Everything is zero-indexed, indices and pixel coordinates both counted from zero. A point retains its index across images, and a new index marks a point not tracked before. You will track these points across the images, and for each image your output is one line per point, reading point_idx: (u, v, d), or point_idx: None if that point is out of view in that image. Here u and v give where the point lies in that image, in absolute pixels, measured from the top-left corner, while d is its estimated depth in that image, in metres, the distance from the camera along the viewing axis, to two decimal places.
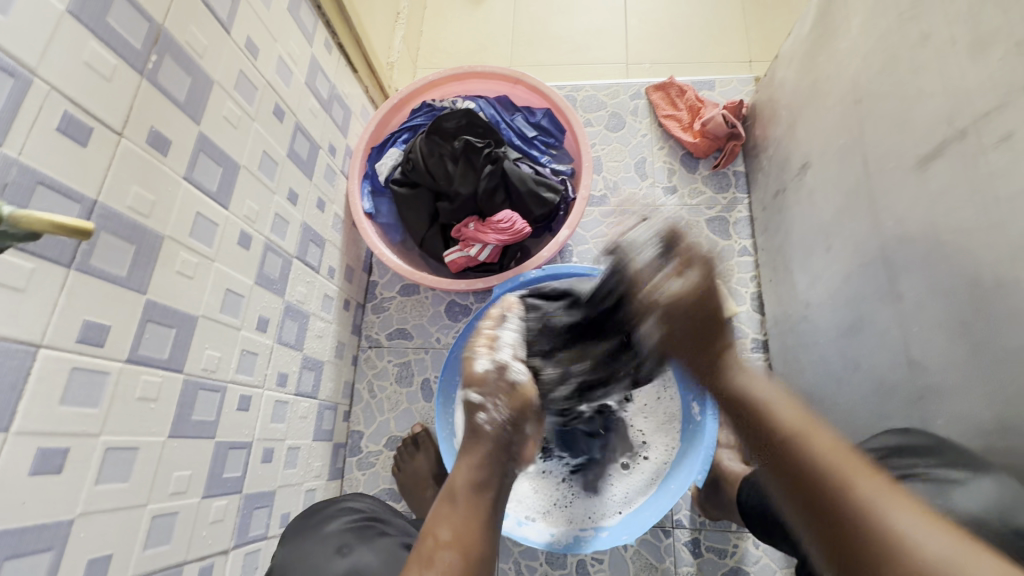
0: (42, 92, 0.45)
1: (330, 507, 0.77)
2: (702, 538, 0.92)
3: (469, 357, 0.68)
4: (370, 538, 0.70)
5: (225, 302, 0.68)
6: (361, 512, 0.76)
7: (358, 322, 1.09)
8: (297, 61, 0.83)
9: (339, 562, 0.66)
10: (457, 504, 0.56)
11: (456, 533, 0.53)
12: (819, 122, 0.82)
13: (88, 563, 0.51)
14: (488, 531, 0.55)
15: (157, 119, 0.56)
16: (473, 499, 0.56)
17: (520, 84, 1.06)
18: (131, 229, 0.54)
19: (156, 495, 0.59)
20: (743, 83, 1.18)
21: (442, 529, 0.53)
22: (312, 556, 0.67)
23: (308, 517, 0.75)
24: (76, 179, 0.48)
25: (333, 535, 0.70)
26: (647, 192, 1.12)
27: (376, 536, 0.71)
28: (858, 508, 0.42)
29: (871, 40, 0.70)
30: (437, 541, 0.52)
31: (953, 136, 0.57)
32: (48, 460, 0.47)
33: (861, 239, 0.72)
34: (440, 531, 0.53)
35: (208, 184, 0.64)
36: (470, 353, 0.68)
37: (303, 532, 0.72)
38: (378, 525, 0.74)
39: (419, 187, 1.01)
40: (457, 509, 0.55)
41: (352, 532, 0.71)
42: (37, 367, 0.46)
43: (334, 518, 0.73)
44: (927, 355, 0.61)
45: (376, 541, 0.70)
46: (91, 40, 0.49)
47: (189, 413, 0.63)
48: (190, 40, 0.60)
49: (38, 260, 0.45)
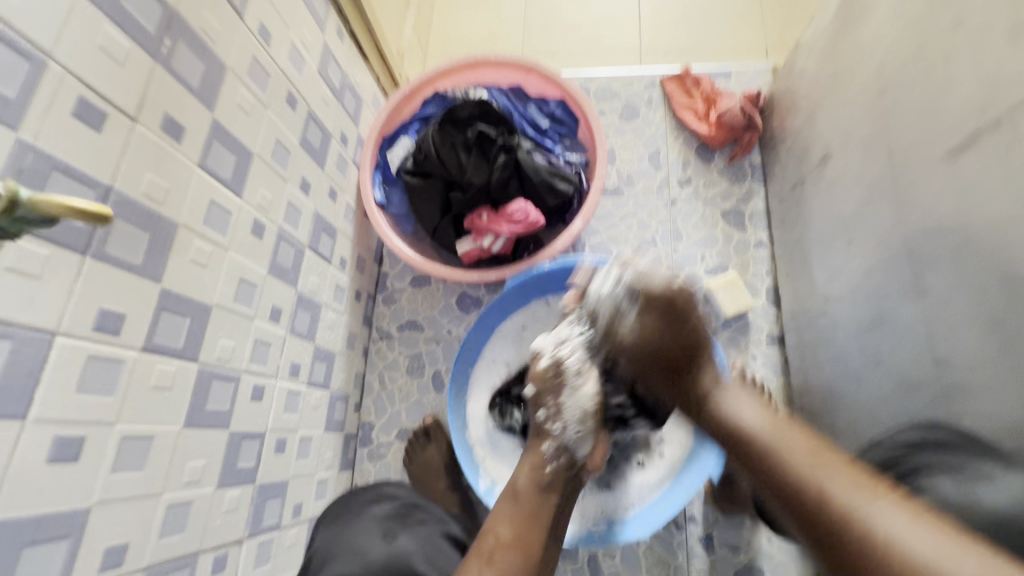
0: (57, 76, 0.44)
1: (368, 492, 0.77)
2: (714, 534, 0.92)
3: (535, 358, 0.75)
4: (411, 525, 0.72)
5: (238, 292, 0.68)
6: (398, 499, 0.76)
7: (369, 313, 1.08)
8: (309, 49, 0.82)
9: (382, 548, 0.67)
10: (518, 503, 0.62)
11: (512, 530, 0.59)
12: (841, 112, 0.80)
13: (104, 552, 0.51)
14: (546, 534, 0.61)
15: (170, 105, 0.56)
16: (534, 500, 0.62)
17: (534, 72, 1.04)
18: (146, 217, 0.53)
19: (172, 484, 0.58)
20: (760, 73, 1.15)
21: (501, 528, 0.59)
22: (358, 539, 0.68)
23: (351, 500, 0.77)
24: (91, 165, 0.47)
25: (378, 519, 0.71)
26: (661, 183, 1.10)
27: (418, 524, 0.72)
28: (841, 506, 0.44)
29: (899, 26, 0.68)
30: (497, 539, 0.58)
31: (988, 124, 0.55)
32: (65, 448, 0.47)
33: (885, 232, 0.70)
34: (500, 530, 0.59)
35: (221, 172, 0.64)
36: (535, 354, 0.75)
37: (343, 517, 0.73)
38: (416, 513, 0.74)
39: (431, 177, 0.99)
40: (515, 512, 0.61)
41: (394, 518, 0.72)
42: (53, 355, 0.45)
43: (377, 503, 0.74)
44: (955, 350, 0.60)
45: (417, 529, 0.71)
46: (105, 24, 0.48)
47: (203, 402, 0.63)
48: (203, 26, 0.59)
49: (53, 246, 0.45)
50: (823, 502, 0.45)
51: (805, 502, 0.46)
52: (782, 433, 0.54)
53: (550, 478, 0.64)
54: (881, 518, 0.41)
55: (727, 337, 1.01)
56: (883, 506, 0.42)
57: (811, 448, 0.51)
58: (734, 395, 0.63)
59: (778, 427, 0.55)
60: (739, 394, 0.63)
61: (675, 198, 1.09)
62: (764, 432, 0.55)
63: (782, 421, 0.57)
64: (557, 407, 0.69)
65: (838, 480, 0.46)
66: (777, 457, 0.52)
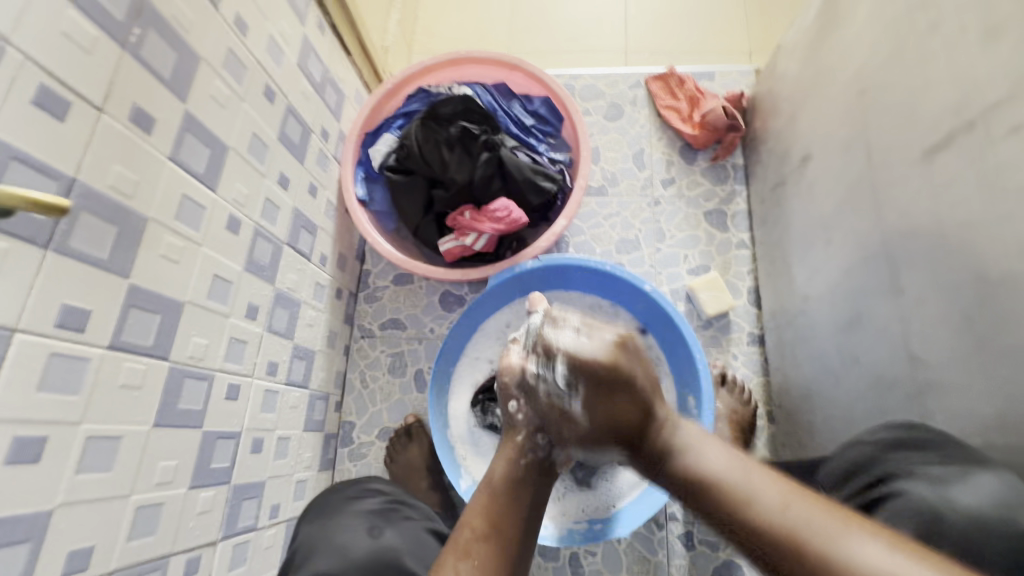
0: (16, 62, 0.43)
1: (352, 487, 0.76)
2: (694, 532, 0.92)
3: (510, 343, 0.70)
4: (397, 521, 0.71)
5: (213, 288, 0.66)
6: (384, 495, 0.75)
7: (351, 311, 1.07)
8: (288, 41, 0.80)
9: (367, 543, 0.66)
10: (494, 496, 0.58)
11: (488, 524, 0.54)
12: (821, 114, 0.81)
13: (69, 555, 0.49)
14: (522, 523, 0.56)
15: (140, 96, 0.54)
16: (511, 494, 0.58)
17: (518, 70, 1.04)
18: (113, 211, 0.52)
19: (141, 486, 0.57)
20: (743, 74, 1.16)
21: (478, 521, 0.54)
22: (342, 533, 0.68)
23: (333, 496, 0.75)
24: (53, 156, 0.46)
25: (365, 514, 0.70)
26: (645, 183, 1.10)
27: (403, 519, 0.72)
28: (821, 549, 0.38)
29: (877, 29, 0.68)
30: (473, 532, 0.53)
31: (960, 127, 0.56)
32: (26, 448, 0.45)
33: (863, 233, 0.71)
34: (476, 523, 0.54)
35: (195, 166, 0.62)
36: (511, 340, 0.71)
37: (326, 511, 0.72)
38: (403, 509, 0.74)
39: (414, 174, 0.99)
40: (492, 505, 0.56)
41: (380, 513, 0.71)
42: (13, 352, 0.44)
43: (364, 498, 0.73)
44: (928, 350, 0.61)
45: (403, 525, 0.70)
46: (68, 10, 0.46)
47: (174, 401, 0.61)
48: (175, 14, 0.58)
49: (13, 240, 0.43)
50: (802, 556, 0.38)
51: (772, 549, 0.40)
52: (751, 478, 0.46)
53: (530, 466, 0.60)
54: (859, 552, 0.36)
55: (709, 337, 1.02)
56: (853, 536, 0.38)
57: (780, 493, 0.43)
58: (697, 442, 0.53)
59: (740, 466, 0.47)
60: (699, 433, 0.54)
61: (659, 197, 1.09)
62: (728, 479, 0.47)
63: (741, 455, 0.50)
64: (533, 399, 0.63)
65: (818, 521, 0.39)
66: (745, 509, 0.43)
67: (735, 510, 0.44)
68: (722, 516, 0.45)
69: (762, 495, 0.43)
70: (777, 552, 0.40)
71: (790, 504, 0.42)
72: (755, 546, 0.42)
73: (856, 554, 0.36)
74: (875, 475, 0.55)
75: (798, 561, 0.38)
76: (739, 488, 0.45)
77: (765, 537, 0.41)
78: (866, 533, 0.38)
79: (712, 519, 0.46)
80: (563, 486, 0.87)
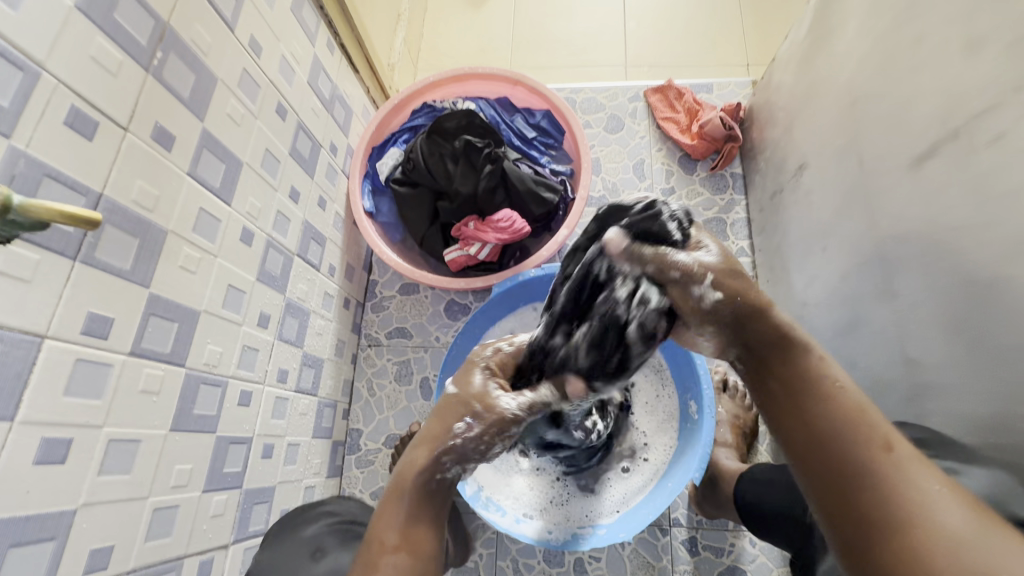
0: (50, 86, 0.46)
1: (306, 511, 0.74)
2: (699, 537, 0.93)
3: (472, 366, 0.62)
4: (349, 540, 0.68)
5: (226, 298, 0.69)
6: (338, 515, 0.73)
7: (358, 321, 1.09)
8: (299, 60, 0.84)
9: (315, 566, 0.63)
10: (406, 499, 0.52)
11: (408, 535, 0.49)
12: (815, 124, 0.83)
13: (91, 553, 0.51)
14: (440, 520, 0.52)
15: (161, 114, 0.57)
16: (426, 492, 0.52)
17: (520, 85, 1.07)
18: (135, 223, 0.55)
19: (158, 488, 0.59)
20: (741, 86, 1.19)
21: (390, 532, 0.49)
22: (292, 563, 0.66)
23: (284, 522, 0.73)
24: (82, 172, 0.49)
25: (310, 538, 0.69)
26: (646, 193, 1.13)
27: (355, 539, 0.69)
28: (891, 478, 0.38)
29: (866, 44, 0.71)
30: (384, 545, 0.48)
31: (946, 135, 0.58)
32: (53, 450, 0.47)
33: (858, 240, 0.73)
34: (389, 535, 0.49)
35: (211, 180, 0.65)
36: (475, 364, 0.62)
37: (281, 534, 0.71)
38: (355, 528, 0.72)
39: (420, 186, 1.02)
40: (408, 509, 0.51)
41: (332, 534, 0.69)
42: (42, 357, 0.46)
43: (313, 522, 0.71)
44: (922, 353, 0.63)
45: (352, 543, 0.68)
46: (97, 36, 0.50)
47: (190, 407, 0.63)
48: (194, 37, 0.61)
49: (44, 251, 0.46)
50: (862, 473, 0.39)
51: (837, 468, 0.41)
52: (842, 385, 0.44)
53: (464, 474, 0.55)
54: (927, 487, 0.37)
55: None
56: (931, 478, 0.38)
57: (860, 428, 0.41)
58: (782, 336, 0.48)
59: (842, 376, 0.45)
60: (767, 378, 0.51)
61: None
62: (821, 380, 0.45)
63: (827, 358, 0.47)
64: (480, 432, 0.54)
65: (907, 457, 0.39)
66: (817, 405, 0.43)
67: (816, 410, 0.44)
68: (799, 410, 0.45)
69: (864, 403, 0.42)
70: (844, 465, 0.40)
71: (872, 419, 0.42)
72: (818, 445, 0.42)
73: (932, 496, 0.37)
74: None
75: (863, 484, 0.39)
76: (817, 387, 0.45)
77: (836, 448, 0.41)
78: (933, 474, 0.38)
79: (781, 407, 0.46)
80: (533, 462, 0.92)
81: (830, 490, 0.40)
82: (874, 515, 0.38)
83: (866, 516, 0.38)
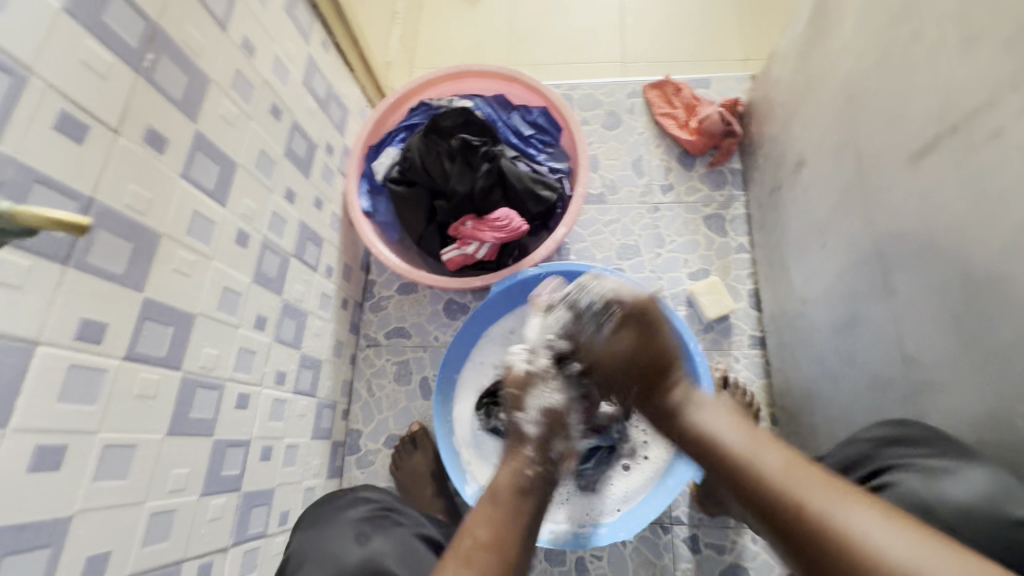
0: (38, 90, 0.45)
1: (344, 496, 0.76)
2: (699, 535, 0.93)
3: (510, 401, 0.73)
4: (387, 528, 0.70)
5: (222, 301, 0.69)
6: (375, 502, 0.75)
7: (356, 321, 1.09)
8: (293, 61, 0.83)
9: (355, 551, 0.65)
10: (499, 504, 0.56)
11: (488, 530, 0.52)
12: (813, 120, 0.83)
13: (88, 560, 0.51)
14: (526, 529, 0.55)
15: (153, 117, 0.57)
16: (514, 503, 0.56)
17: (517, 82, 1.06)
18: (128, 227, 0.54)
19: (155, 492, 0.59)
20: (739, 81, 1.18)
21: (480, 529, 0.53)
22: (335, 543, 0.67)
23: (326, 506, 0.74)
24: (72, 177, 0.48)
25: (351, 524, 0.69)
26: (644, 190, 1.12)
27: (394, 528, 0.71)
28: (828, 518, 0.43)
29: (864, 38, 0.70)
30: (474, 540, 0.52)
31: (945, 130, 0.57)
32: (46, 457, 0.47)
33: (857, 235, 0.72)
34: (479, 531, 0.52)
35: (205, 183, 0.65)
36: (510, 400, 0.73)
37: (314, 522, 0.72)
38: (393, 515, 0.73)
39: (417, 186, 1.01)
40: (492, 509, 0.55)
41: (370, 520, 0.71)
42: (35, 364, 0.46)
43: (356, 508, 0.73)
44: (920, 349, 0.62)
45: (393, 532, 0.69)
46: (86, 39, 0.49)
47: (186, 411, 0.63)
48: (186, 39, 0.61)
49: (35, 257, 0.45)
50: (803, 516, 0.44)
51: (787, 514, 0.45)
52: (755, 443, 0.54)
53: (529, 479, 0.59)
54: (859, 524, 0.41)
55: (710, 340, 1.03)
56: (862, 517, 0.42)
57: (781, 456, 0.51)
58: (707, 407, 0.62)
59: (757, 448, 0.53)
60: (710, 404, 0.62)
61: (658, 204, 1.11)
62: (737, 444, 0.54)
63: (752, 430, 0.56)
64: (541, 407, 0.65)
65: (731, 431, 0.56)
66: (756, 471, 0.50)
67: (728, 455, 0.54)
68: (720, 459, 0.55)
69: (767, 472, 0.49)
70: (784, 513, 0.46)
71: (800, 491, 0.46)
72: (760, 506, 0.48)
73: (863, 536, 0.40)
74: (871, 468, 0.58)
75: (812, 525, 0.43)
76: (751, 462, 0.51)
77: (775, 498, 0.47)
78: (874, 511, 0.42)
79: (734, 487, 0.52)
80: (565, 495, 0.88)
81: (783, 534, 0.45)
82: (817, 554, 0.42)
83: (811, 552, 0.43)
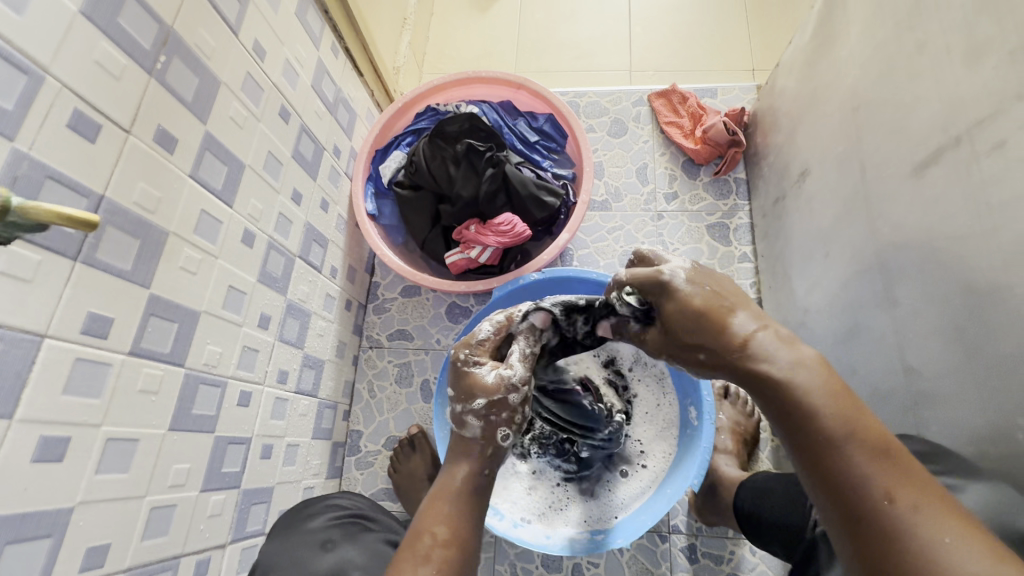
0: (54, 89, 0.46)
1: (314, 503, 0.76)
2: (698, 544, 0.92)
3: (466, 360, 0.58)
4: (356, 536, 0.70)
5: (227, 299, 0.70)
6: (347, 508, 0.75)
7: (360, 322, 1.10)
8: (303, 64, 0.85)
9: (325, 558, 0.65)
10: (455, 498, 0.50)
11: (450, 527, 0.48)
12: (817, 130, 0.83)
13: (87, 552, 0.52)
14: (481, 517, 0.51)
15: (164, 117, 0.58)
16: (474, 500, 0.51)
17: (523, 89, 1.07)
18: (137, 224, 0.55)
19: (155, 487, 0.59)
20: (745, 91, 1.18)
21: (440, 525, 0.48)
22: (301, 550, 0.67)
23: (294, 514, 0.74)
24: (84, 174, 0.49)
25: (317, 533, 0.69)
26: (648, 198, 1.12)
27: (361, 533, 0.70)
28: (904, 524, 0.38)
29: (869, 49, 0.70)
30: (434, 539, 0.47)
31: (948, 142, 0.58)
32: (50, 448, 0.48)
33: (859, 247, 0.72)
34: (438, 528, 0.48)
35: (213, 182, 0.66)
36: (467, 356, 0.58)
37: (287, 528, 0.71)
38: (363, 522, 0.73)
39: (422, 190, 1.03)
40: (450, 506, 0.49)
41: (338, 528, 0.71)
42: (42, 357, 0.47)
43: (316, 516, 0.73)
44: (921, 361, 0.62)
45: (361, 537, 0.69)
46: (101, 40, 0.50)
47: (189, 407, 0.64)
48: (198, 41, 0.62)
49: (45, 252, 0.46)
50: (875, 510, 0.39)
51: (856, 509, 0.39)
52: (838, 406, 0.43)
53: (491, 463, 0.54)
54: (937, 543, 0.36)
55: None
56: (943, 529, 0.37)
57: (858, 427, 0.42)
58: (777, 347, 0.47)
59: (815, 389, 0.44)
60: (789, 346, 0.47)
61: (662, 212, 1.11)
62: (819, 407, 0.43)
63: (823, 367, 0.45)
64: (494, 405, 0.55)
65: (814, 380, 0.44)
66: (828, 448, 0.42)
67: (811, 422, 0.43)
68: (786, 413, 0.44)
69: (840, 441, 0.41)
70: (851, 497, 0.40)
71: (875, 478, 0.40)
72: (836, 498, 0.40)
73: (939, 550, 0.36)
74: None
75: (866, 529, 0.39)
76: (820, 426, 0.42)
77: (847, 488, 0.40)
78: (945, 525, 0.37)
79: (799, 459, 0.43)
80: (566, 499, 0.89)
81: (838, 522, 0.40)
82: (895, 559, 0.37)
83: (857, 517, 0.39)
